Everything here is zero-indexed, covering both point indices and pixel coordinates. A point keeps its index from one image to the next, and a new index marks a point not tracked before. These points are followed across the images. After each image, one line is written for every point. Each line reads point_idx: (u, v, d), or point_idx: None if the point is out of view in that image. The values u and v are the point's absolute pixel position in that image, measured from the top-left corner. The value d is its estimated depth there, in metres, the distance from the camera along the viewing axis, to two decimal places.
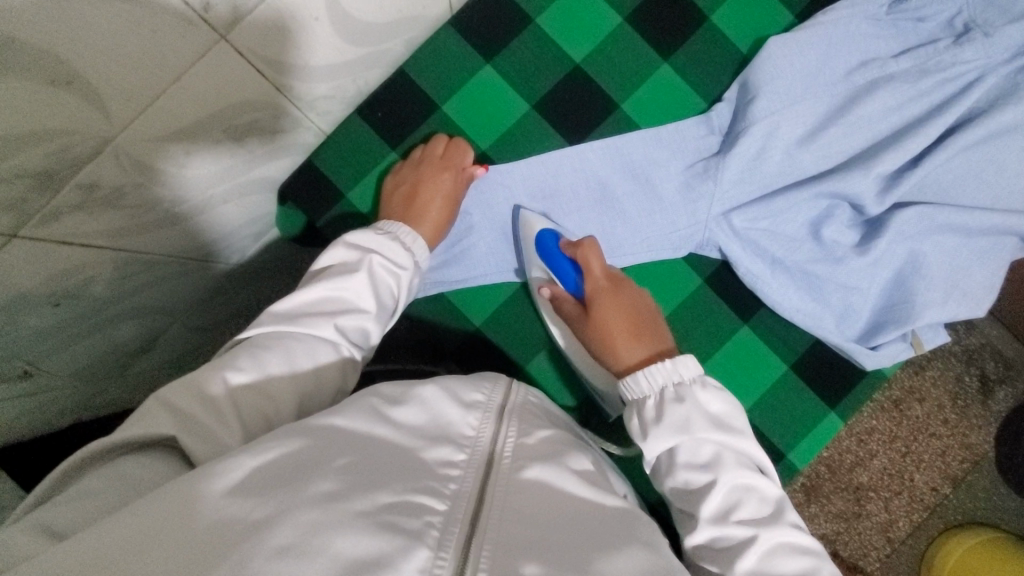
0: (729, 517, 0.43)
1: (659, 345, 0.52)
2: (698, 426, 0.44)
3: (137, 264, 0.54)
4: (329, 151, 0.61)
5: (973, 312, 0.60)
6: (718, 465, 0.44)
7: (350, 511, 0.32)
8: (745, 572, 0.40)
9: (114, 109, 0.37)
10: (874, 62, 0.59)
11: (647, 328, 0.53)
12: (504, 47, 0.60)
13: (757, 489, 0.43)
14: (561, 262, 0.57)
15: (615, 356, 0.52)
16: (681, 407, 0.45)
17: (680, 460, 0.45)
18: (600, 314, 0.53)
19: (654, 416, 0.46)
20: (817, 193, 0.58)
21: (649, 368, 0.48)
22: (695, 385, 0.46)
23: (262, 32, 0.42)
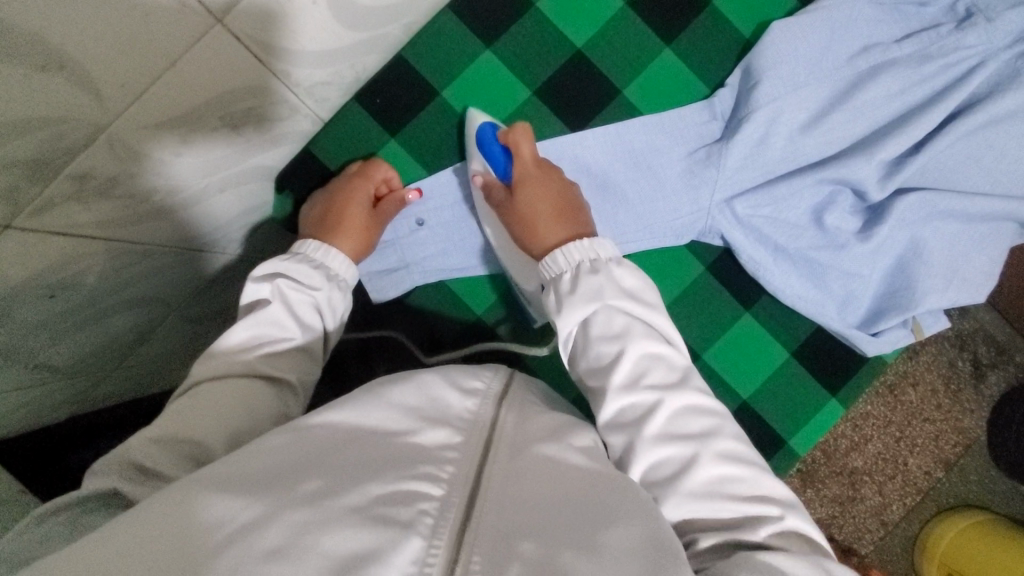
0: (639, 383, 0.44)
1: (580, 227, 0.54)
2: (611, 294, 0.46)
3: (132, 254, 0.53)
4: (328, 140, 0.60)
5: (972, 298, 0.60)
6: (627, 334, 0.45)
7: (341, 507, 0.33)
8: (652, 436, 0.42)
9: (108, 95, 0.37)
10: (878, 47, 0.58)
11: (573, 214, 0.54)
12: (504, 31, 0.59)
13: (658, 343, 0.45)
14: (493, 148, 0.56)
15: (536, 238, 0.53)
16: (595, 277, 0.47)
17: (595, 332, 0.46)
18: (526, 195, 0.54)
19: (570, 288, 0.48)
20: (820, 179, 0.58)
21: (566, 247, 0.50)
22: (610, 263, 0.48)
23: (258, 17, 0.41)
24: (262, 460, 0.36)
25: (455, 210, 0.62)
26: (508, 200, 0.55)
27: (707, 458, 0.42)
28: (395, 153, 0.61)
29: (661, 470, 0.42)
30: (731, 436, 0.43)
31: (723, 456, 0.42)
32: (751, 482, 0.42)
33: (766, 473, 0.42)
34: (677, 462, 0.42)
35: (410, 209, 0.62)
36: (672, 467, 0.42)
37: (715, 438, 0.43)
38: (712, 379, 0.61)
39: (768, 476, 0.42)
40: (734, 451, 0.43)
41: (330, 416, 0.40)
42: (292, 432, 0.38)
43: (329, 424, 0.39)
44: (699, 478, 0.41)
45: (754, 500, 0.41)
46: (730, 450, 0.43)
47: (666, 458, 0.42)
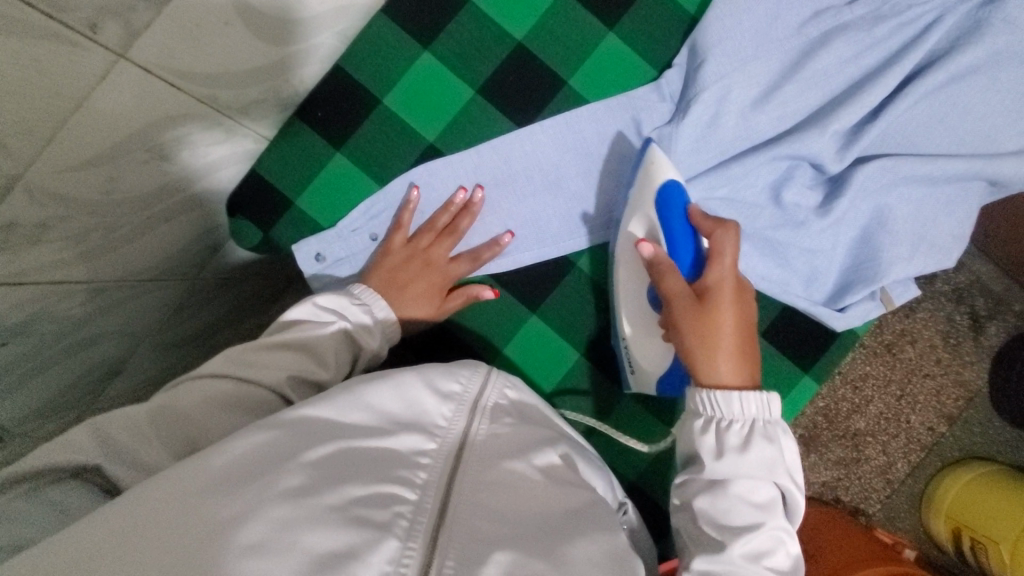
0: (759, 562, 0.42)
1: (754, 369, 0.49)
2: (780, 470, 0.44)
3: (86, 293, 0.53)
4: (272, 159, 0.59)
5: (943, 263, 0.59)
6: (773, 509, 0.43)
7: (321, 505, 0.33)
8: (739, 554, 0.41)
9: (15, 145, 0.35)
10: (828, 11, 0.56)
11: (746, 349, 0.49)
12: (441, 31, 0.57)
13: (773, 446, 0.44)
14: (684, 235, 0.53)
15: (710, 366, 0.47)
16: (770, 446, 0.44)
17: (737, 491, 0.44)
18: (709, 305, 0.48)
19: (738, 444, 0.44)
20: (774, 156, 0.56)
21: (746, 394, 0.45)
22: (782, 431, 0.45)
23: (167, 47, 0.40)
24: (245, 450, 0.36)
25: None
26: (695, 313, 0.48)
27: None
28: (340, 166, 0.59)
29: None
30: None
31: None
32: None
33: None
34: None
35: (363, 224, 0.60)
36: None
37: None
38: None
39: None
40: None
41: (303, 410, 0.40)
42: (280, 427, 0.38)
43: (306, 416, 0.40)
44: None
45: None
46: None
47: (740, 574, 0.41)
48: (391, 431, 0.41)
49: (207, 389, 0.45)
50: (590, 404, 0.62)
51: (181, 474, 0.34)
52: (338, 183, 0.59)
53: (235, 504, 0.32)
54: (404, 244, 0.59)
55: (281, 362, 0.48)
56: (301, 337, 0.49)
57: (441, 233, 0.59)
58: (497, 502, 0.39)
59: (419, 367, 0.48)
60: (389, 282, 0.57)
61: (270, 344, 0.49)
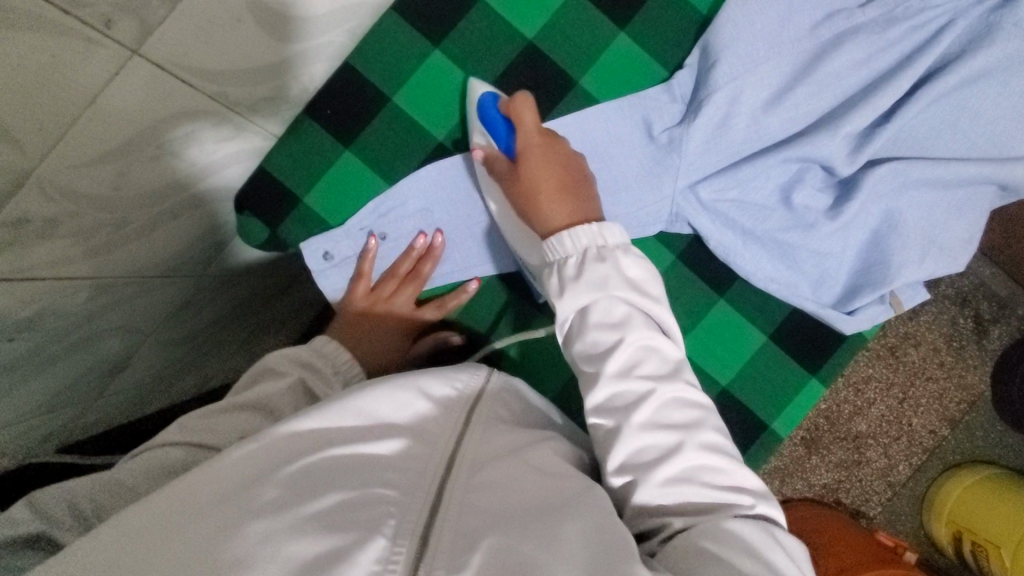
0: (655, 425, 0.43)
1: (586, 205, 0.52)
2: (615, 285, 0.46)
3: (94, 289, 0.52)
4: (279, 155, 0.58)
5: (952, 267, 0.59)
6: (627, 324, 0.46)
7: (301, 514, 0.34)
8: (638, 423, 0.43)
9: (24, 140, 0.35)
10: (842, 13, 0.56)
11: (576, 189, 0.52)
12: (452, 29, 0.57)
13: (603, 265, 0.47)
14: (495, 121, 0.55)
15: (540, 215, 0.52)
16: (602, 265, 0.47)
17: (593, 319, 0.46)
18: (526, 162, 0.52)
19: (573, 274, 0.47)
20: (785, 158, 0.56)
21: (575, 229, 0.48)
22: (618, 250, 0.48)
23: (180, 44, 0.40)
24: (228, 467, 0.37)
25: (415, 220, 0.61)
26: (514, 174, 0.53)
27: (691, 447, 0.43)
28: (349, 164, 0.59)
29: (647, 454, 0.43)
30: (715, 430, 0.44)
31: (706, 448, 0.43)
32: (728, 472, 0.43)
33: (744, 467, 0.44)
34: (661, 450, 0.43)
35: (371, 222, 0.60)
36: (654, 452, 0.43)
37: (700, 430, 0.44)
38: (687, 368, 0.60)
39: (742, 469, 0.43)
40: (716, 443, 0.44)
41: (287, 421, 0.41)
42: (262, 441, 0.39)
43: (289, 426, 0.40)
44: (673, 468, 0.42)
45: (728, 490, 0.42)
46: (711, 442, 0.44)
47: (650, 444, 0.43)
48: (380, 436, 0.41)
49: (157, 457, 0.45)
50: None
51: (171, 493, 0.36)
52: (346, 180, 0.59)
53: (222, 518, 0.34)
54: (365, 295, 0.60)
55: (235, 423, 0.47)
56: (249, 396, 0.49)
57: (405, 281, 0.61)
58: (498, 501, 0.39)
59: (413, 372, 0.48)
60: (357, 334, 0.59)
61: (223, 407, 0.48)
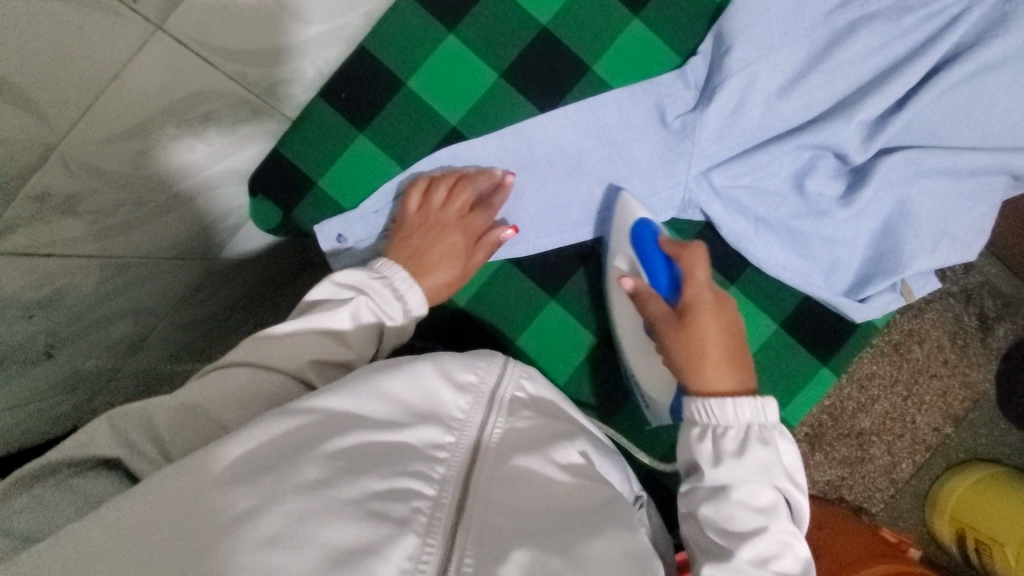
0: (767, 565, 0.42)
1: (744, 380, 0.50)
2: (777, 473, 0.45)
3: (110, 269, 0.53)
4: (294, 139, 0.59)
5: (962, 257, 0.59)
6: (775, 512, 0.44)
7: (338, 498, 0.34)
8: (746, 560, 0.42)
9: (50, 112, 0.36)
10: (856, 1, 0.56)
11: (738, 358, 0.51)
12: (466, 14, 0.57)
13: (768, 450, 0.45)
14: (659, 262, 0.55)
15: (699, 378, 0.50)
16: (766, 450, 0.45)
17: (738, 496, 0.45)
18: (691, 322, 0.51)
19: (734, 449, 0.45)
20: (798, 145, 0.56)
21: (739, 400, 0.47)
22: (777, 433, 0.47)
23: (201, 21, 0.40)
24: (270, 439, 0.37)
25: None
26: (670, 326, 0.52)
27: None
28: (363, 148, 0.59)
29: None
30: None
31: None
32: None
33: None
34: None
35: (386, 206, 0.61)
36: None
37: None
38: None
39: None
40: None
41: (325, 399, 0.41)
42: (305, 417, 0.39)
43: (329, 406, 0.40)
44: None
45: None
46: None
47: None
48: (410, 421, 0.41)
49: (224, 381, 0.44)
50: (604, 394, 0.62)
51: (203, 463, 0.35)
52: (360, 164, 0.59)
53: (255, 495, 0.33)
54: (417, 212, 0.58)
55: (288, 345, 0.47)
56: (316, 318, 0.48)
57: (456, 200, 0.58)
58: (523, 501, 0.39)
59: (435, 355, 0.47)
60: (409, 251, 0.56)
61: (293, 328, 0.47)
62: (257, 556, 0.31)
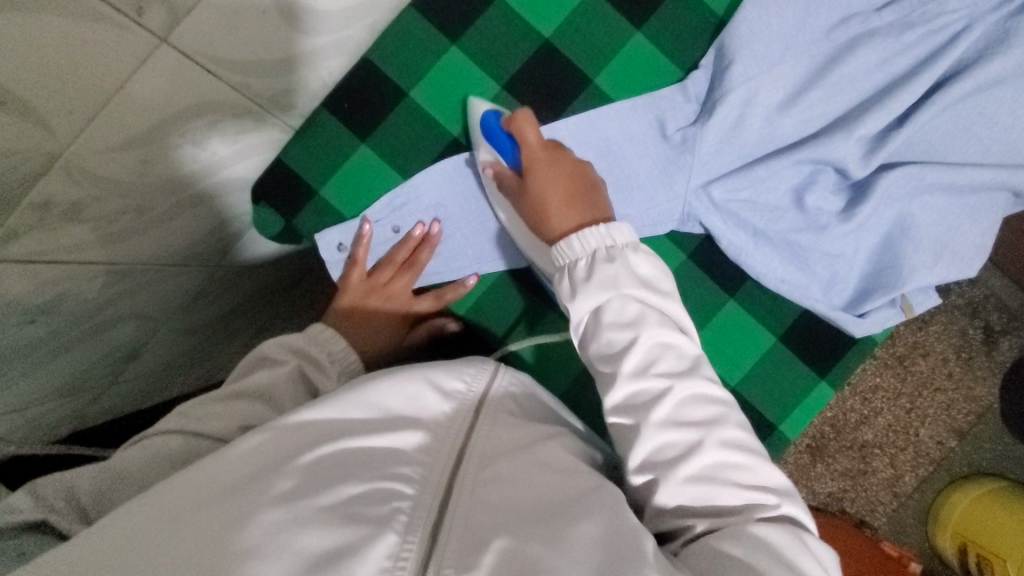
0: (648, 375, 0.45)
1: (598, 211, 0.53)
2: (625, 283, 0.46)
3: (113, 275, 0.53)
4: (297, 146, 0.59)
5: (964, 272, 0.59)
6: (640, 322, 0.46)
7: (314, 507, 0.35)
8: (657, 421, 0.43)
9: (54, 123, 0.36)
10: (857, 17, 0.56)
11: (590, 196, 0.53)
12: (469, 26, 0.58)
13: (614, 265, 0.47)
14: (504, 137, 0.55)
15: (549, 224, 0.53)
16: (610, 266, 0.47)
17: (607, 320, 0.46)
18: (533, 176, 0.53)
19: (585, 276, 0.48)
20: (798, 160, 0.57)
21: (582, 233, 0.49)
22: (627, 249, 0.48)
23: (206, 34, 0.41)
24: (248, 456, 0.39)
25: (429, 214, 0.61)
26: (522, 188, 0.54)
27: (710, 445, 0.43)
28: (365, 157, 0.60)
29: (668, 453, 0.43)
30: (736, 425, 0.44)
31: (727, 445, 0.43)
32: (752, 468, 0.43)
33: (768, 463, 0.44)
34: (685, 445, 0.43)
35: (387, 216, 0.61)
36: (677, 450, 0.43)
37: (719, 427, 0.44)
38: None
39: (761, 460, 0.43)
40: (736, 439, 0.44)
41: (304, 412, 0.42)
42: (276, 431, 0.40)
43: (308, 420, 0.42)
44: (695, 464, 0.42)
45: (755, 487, 0.42)
46: (732, 438, 0.44)
47: (669, 442, 0.43)
48: (391, 427, 0.42)
49: (156, 448, 0.46)
50: (603, 403, 0.63)
51: (186, 482, 0.37)
52: (363, 173, 0.60)
53: (234, 508, 0.35)
54: (360, 281, 0.61)
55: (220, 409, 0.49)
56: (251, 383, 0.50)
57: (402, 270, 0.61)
58: (506, 501, 0.39)
59: (422, 365, 0.48)
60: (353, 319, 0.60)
61: (222, 395, 0.50)
62: (239, 567, 0.32)
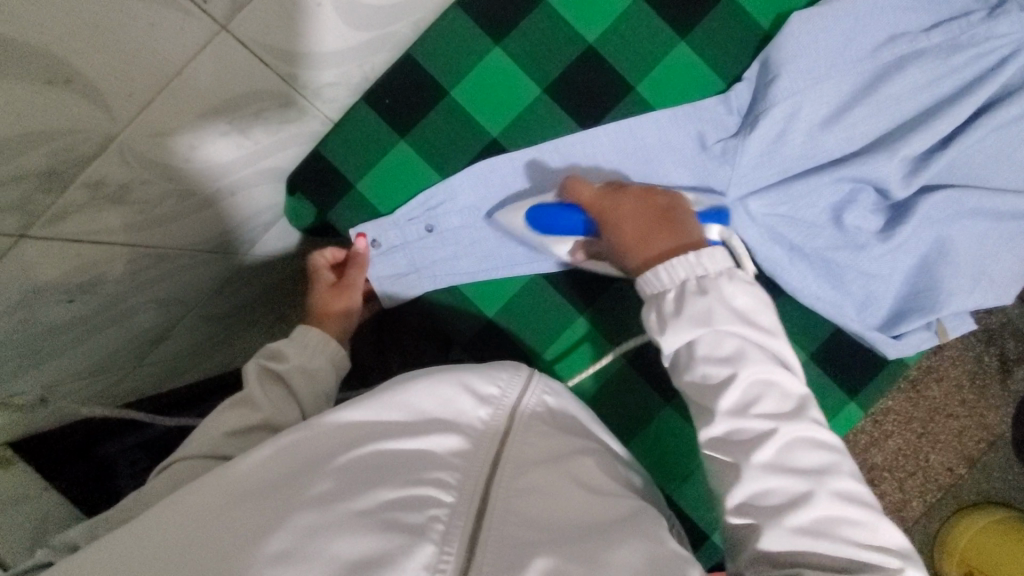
0: (747, 412, 0.44)
1: (684, 236, 0.51)
2: (720, 319, 0.46)
3: (149, 258, 0.53)
4: (337, 141, 0.59)
5: (999, 299, 0.58)
6: (739, 358, 0.45)
7: (351, 510, 0.35)
8: (759, 464, 0.43)
9: (114, 104, 0.37)
10: (904, 37, 0.55)
11: (677, 220, 0.52)
12: (514, 28, 0.57)
13: (705, 299, 0.46)
14: (565, 212, 0.54)
15: (638, 261, 0.52)
16: (703, 299, 0.46)
17: (702, 354, 0.46)
18: (613, 228, 0.52)
19: (674, 310, 0.47)
20: (839, 177, 0.56)
21: (668, 262, 0.48)
22: (721, 278, 0.47)
23: (263, 23, 0.41)
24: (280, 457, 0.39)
25: (463, 214, 0.61)
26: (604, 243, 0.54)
27: (822, 495, 0.41)
28: (403, 154, 0.60)
29: (773, 498, 0.42)
30: (849, 475, 0.43)
31: (839, 495, 0.42)
32: (868, 525, 0.41)
33: (886, 520, 0.41)
34: (787, 495, 0.42)
35: (420, 215, 0.61)
36: (782, 497, 0.42)
37: (829, 477, 0.42)
38: None
39: (880, 517, 0.41)
40: (849, 491, 0.42)
41: (343, 412, 0.42)
42: (311, 431, 0.41)
43: (346, 420, 0.42)
44: (806, 516, 0.41)
45: (870, 548, 0.40)
46: (843, 488, 0.42)
47: (774, 488, 0.42)
48: (428, 429, 0.42)
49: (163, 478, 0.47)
50: (625, 412, 0.63)
51: (226, 483, 0.38)
52: (399, 170, 0.60)
53: (274, 509, 0.35)
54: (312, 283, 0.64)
55: (218, 424, 0.49)
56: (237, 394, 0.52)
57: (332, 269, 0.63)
58: (543, 509, 0.39)
59: (457, 368, 0.47)
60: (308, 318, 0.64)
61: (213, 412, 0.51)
62: (273, 569, 0.32)
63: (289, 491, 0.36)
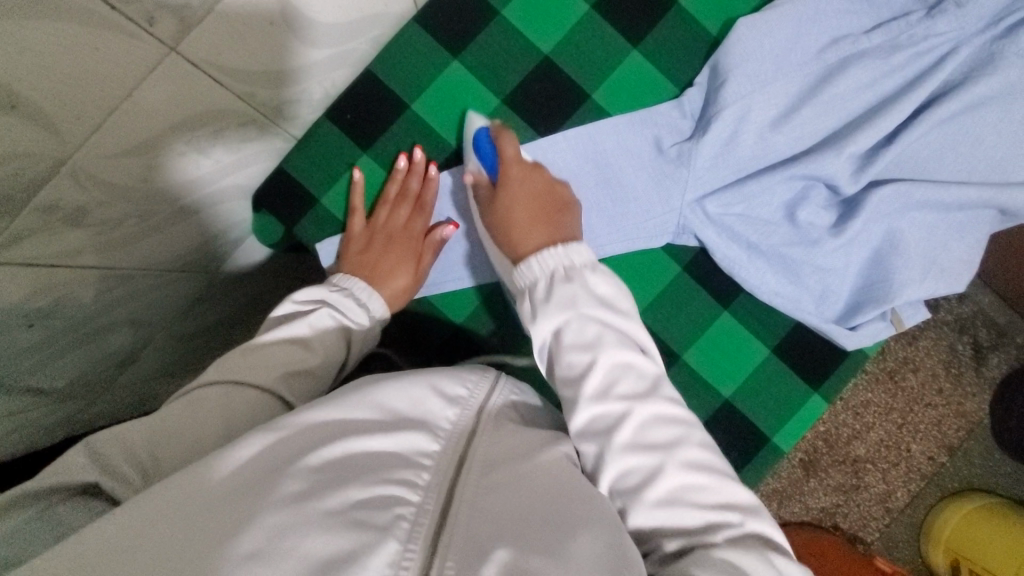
0: (610, 394, 0.45)
1: (560, 232, 0.54)
2: (584, 303, 0.48)
3: (110, 280, 0.53)
4: (301, 159, 0.60)
5: (951, 288, 0.60)
6: (599, 344, 0.46)
7: (319, 510, 0.34)
8: (621, 445, 0.43)
9: (64, 128, 0.37)
10: (847, 38, 0.57)
11: (561, 212, 0.55)
12: (470, 41, 0.59)
13: (572, 285, 0.49)
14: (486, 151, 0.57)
15: (515, 242, 0.54)
16: (569, 286, 0.49)
17: (568, 340, 0.47)
18: (505, 197, 0.55)
19: (544, 295, 0.49)
20: (791, 175, 0.58)
21: (542, 254, 0.51)
22: (585, 269, 0.50)
23: (214, 46, 0.42)
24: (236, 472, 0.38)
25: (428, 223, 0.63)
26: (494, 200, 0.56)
27: (673, 467, 0.42)
28: (367, 168, 0.61)
29: (630, 478, 0.43)
30: (698, 446, 0.44)
31: (689, 465, 0.43)
32: (712, 489, 0.42)
33: (728, 480, 0.43)
34: (645, 471, 0.43)
35: None
36: (639, 475, 0.43)
37: (681, 448, 0.43)
38: (691, 378, 0.61)
39: (728, 483, 0.43)
40: (700, 459, 0.43)
41: (314, 412, 0.41)
42: (280, 431, 0.39)
43: (316, 419, 0.41)
44: (662, 488, 0.42)
45: (715, 506, 0.42)
46: (695, 459, 0.43)
47: (631, 468, 0.43)
48: (398, 427, 0.42)
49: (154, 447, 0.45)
50: None
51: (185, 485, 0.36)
52: (364, 184, 0.61)
53: (235, 512, 0.33)
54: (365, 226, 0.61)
55: None
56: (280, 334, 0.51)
57: (397, 204, 0.60)
58: (509, 500, 0.39)
59: (425, 372, 0.48)
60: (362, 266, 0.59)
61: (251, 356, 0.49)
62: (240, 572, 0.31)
63: (255, 491, 0.35)
